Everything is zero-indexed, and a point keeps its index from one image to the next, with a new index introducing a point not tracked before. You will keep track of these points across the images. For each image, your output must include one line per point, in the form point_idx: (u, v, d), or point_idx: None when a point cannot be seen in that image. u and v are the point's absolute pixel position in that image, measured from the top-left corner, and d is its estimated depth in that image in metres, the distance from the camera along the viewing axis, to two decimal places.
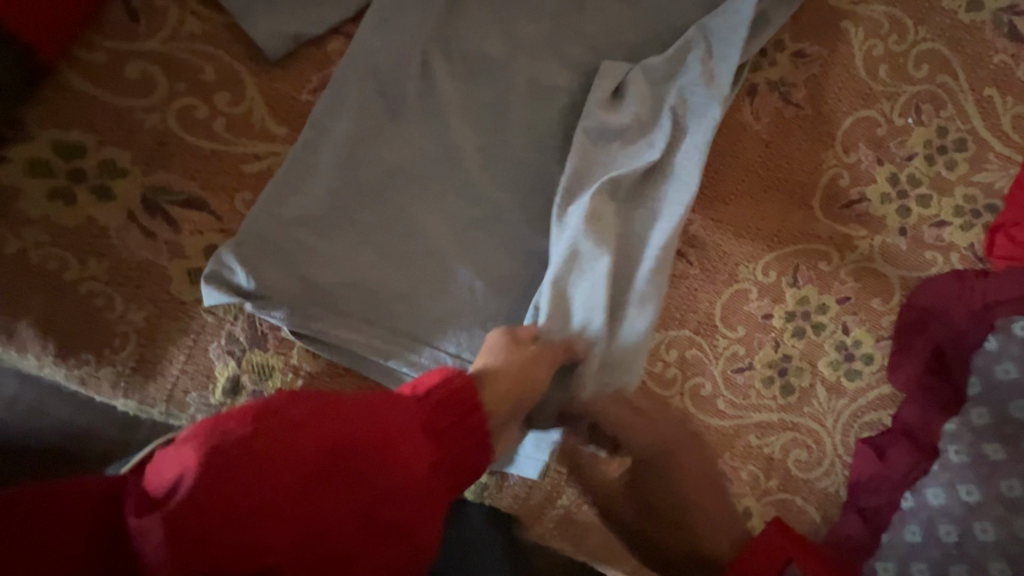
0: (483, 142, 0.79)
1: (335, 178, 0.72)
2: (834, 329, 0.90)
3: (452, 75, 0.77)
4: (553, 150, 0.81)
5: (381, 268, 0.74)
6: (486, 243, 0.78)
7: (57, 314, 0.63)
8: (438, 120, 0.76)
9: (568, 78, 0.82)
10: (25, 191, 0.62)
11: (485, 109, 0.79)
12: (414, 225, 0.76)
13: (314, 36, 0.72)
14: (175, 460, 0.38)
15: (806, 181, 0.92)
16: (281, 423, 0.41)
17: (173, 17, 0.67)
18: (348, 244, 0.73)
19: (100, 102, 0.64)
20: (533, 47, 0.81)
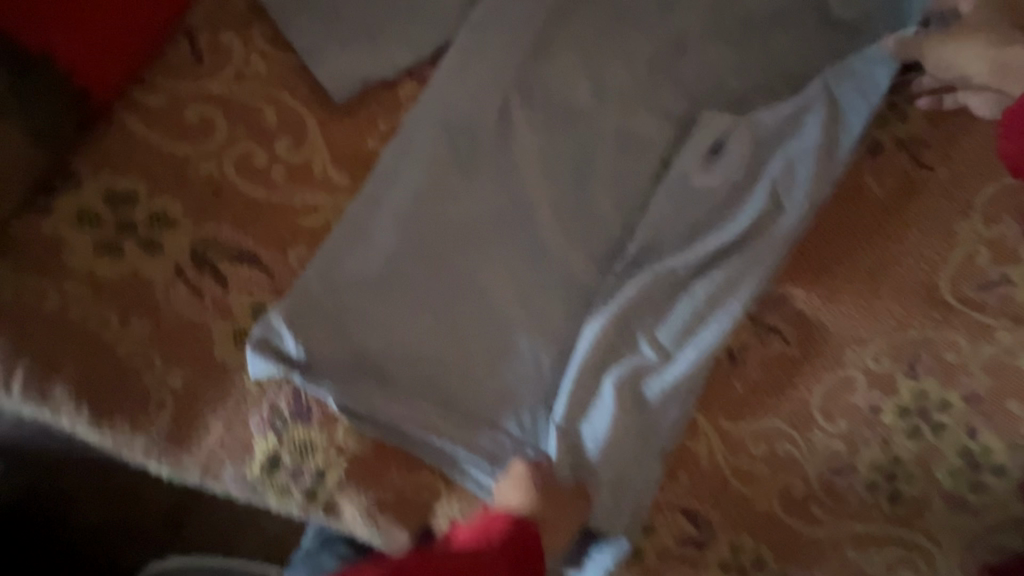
0: (562, 199, 0.69)
1: (395, 238, 0.65)
2: (959, 432, 0.76)
3: (533, 125, 0.68)
4: (642, 210, 0.70)
5: (441, 338, 0.66)
6: (559, 313, 0.69)
7: (92, 375, 0.58)
8: (514, 175, 0.68)
9: (661, 130, 0.71)
10: (72, 244, 0.57)
11: (566, 160, 0.69)
12: (480, 292, 0.67)
13: (385, 79, 0.65)
14: None
15: (935, 256, 0.78)
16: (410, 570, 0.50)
17: (238, 56, 0.62)
18: (407, 310, 0.65)
19: (155, 147, 0.59)
20: (625, 93, 0.71)
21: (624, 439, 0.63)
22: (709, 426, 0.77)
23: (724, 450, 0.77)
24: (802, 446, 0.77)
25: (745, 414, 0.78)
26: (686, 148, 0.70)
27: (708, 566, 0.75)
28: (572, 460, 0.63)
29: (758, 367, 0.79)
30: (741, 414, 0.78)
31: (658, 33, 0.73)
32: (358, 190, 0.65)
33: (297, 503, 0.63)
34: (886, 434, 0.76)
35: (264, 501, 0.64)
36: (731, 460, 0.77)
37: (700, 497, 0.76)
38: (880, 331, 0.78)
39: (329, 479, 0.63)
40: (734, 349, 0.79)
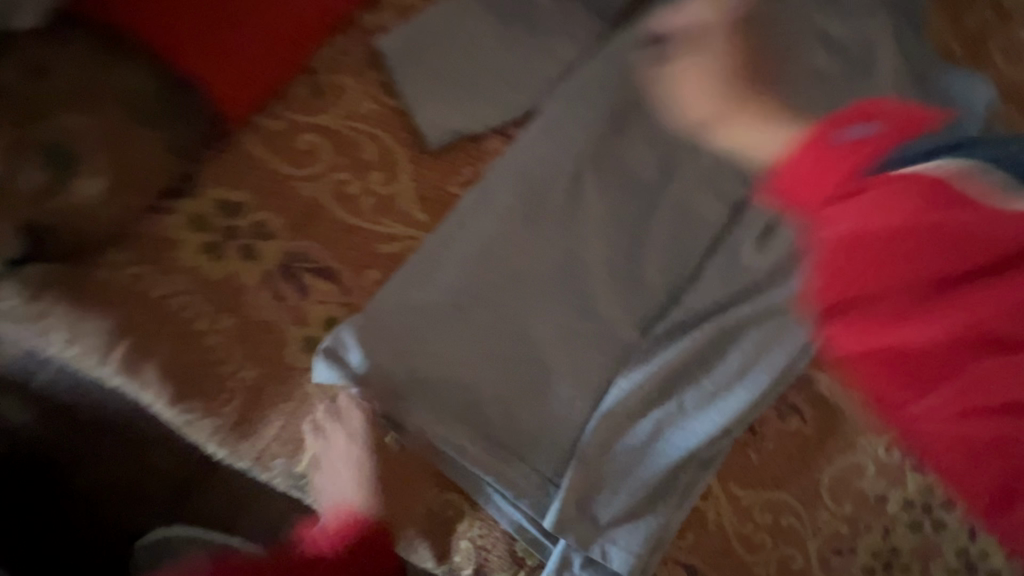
0: (616, 260, 0.75)
1: (462, 276, 0.71)
2: (956, 531, 0.82)
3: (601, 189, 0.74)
4: (690, 281, 0.76)
5: (490, 371, 0.72)
6: (597, 363, 0.74)
7: (178, 361, 0.64)
8: (576, 233, 0.74)
9: (713, 211, 0.78)
10: (183, 242, 0.63)
11: (625, 225, 0.75)
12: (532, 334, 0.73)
13: (475, 133, 0.72)
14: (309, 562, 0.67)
15: None
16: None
17: (351, 96, 0.69)
18: (462, 341, 0.71)
19: (267, 167, 0.66)
20: (689, 174, 0.77)
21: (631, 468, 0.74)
22: (721, 491, 0.80)
23: (732, 516, 0.81)
24: (806, 521, 0.82)
25: (756, 483, 0.82)
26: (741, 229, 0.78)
27: None
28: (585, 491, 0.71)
29: (774, 442, 0.83)
30: (753, 483, 0.82)
31: None
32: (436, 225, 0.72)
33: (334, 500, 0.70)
34: (889, 524, 0.82)
35: (304, 492, 0.70)
36: (738, 526, 0.81)
37: (705, 557, 0.79)
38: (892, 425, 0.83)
39: (369, 484, 0.70)
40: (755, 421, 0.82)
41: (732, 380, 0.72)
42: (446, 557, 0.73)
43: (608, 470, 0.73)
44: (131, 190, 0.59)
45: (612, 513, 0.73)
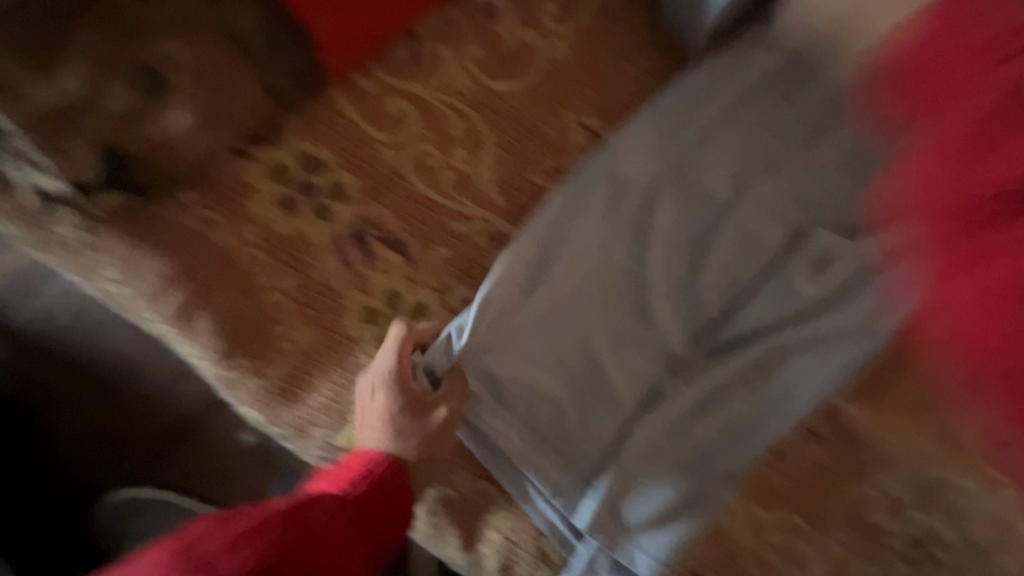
0: (676, 274, 0.75)
1: (541, 259, 0.69)
2: None
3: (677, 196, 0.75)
4: (738, 303, 0.78)
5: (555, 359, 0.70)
6: (645, 370, 0.75)
7: (231, 312, 0.60)
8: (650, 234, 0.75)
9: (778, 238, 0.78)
10: (258, 192, 0.60)
11: (690, 236, 0.76)
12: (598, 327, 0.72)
13: (563, 125, 0.71)
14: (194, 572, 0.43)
15: None
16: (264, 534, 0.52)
17: (448, 67, 0.66)
18: (532, 325, 0.70)
19: (354, 125, 0.63)
20: (760, 199, 0.78)
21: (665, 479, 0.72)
22: None
23: None
24: None
25: None
26: (794, 262, 0.79)
27: None
28: (616, 490, 0.71)
29: None
30: None
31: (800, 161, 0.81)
32: (511, 213, 0.71)
33: None
34: None
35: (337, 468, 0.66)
36: None
37: None
38: None
39: None
40: None
41: (775, 402, 0.75)
42: (472, 548, 0.73)
43: (644, 480, 0.72)
44: (219, 128, 0.56)
45: (644, 516, 0.71)
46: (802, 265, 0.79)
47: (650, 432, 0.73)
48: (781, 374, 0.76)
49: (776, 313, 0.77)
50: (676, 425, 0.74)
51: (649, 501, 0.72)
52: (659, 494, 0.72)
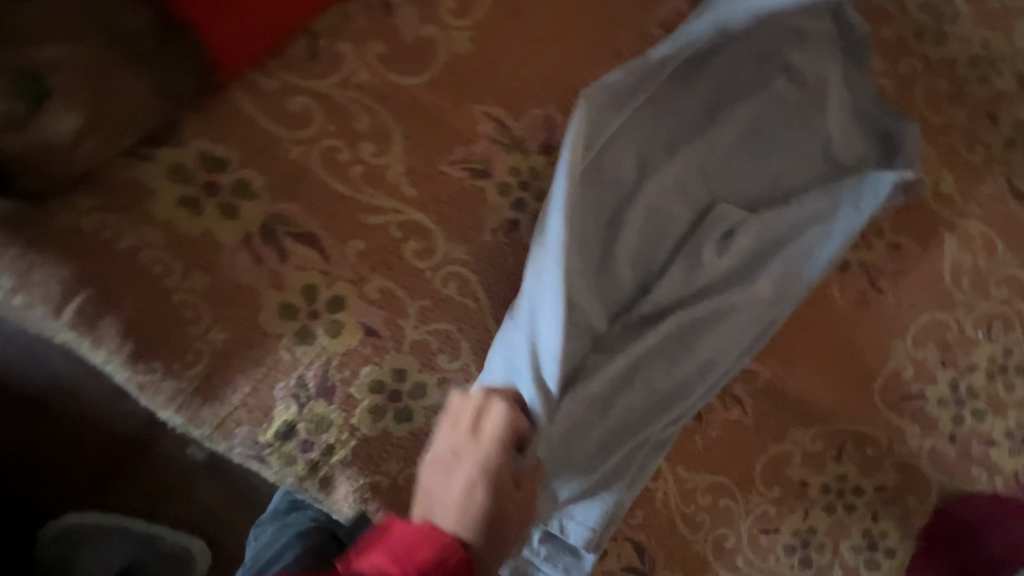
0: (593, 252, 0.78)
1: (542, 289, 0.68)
2: (863, 515, 0.94)
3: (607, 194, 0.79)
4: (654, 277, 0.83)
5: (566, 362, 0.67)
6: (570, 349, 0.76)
7: (140, 315, 0.60)
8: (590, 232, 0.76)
9: (684, 215, 0.84)
10: (157, 192, 0.60)
11: (603, 216, 0.80)
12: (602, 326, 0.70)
13: (470, 114, 0.73)
14: None
15: (876, 365, 0.94)
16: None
17: (348, 65, 0.68)
18: (531, 358, 0.67)
19: (256, 124, 0.64)
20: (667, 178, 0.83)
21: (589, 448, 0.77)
22: (669, 473, 0.87)
23: (677, 496, 0.88)
24: (739, 502, 0.91)
25: (700, 467, 0.89)
26: (703, 235, 0.84)
27: None
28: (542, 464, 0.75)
29: (717, 428, 0.91)
30: (697, 467, 0.89)
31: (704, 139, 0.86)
32: (424, 204, 0.72)
33: (297, 472, 0.68)
34: (807, 506, 0.93)
35: (264, 465, 0.67)
36: (680, 504, 0.88)
37: (649, 533, 0.86)
38: (819, 418, 0.93)
39: (336, 456, 0.69)
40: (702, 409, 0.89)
41: (688, 362, 0.83)
42: None
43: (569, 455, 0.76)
44: (114, 130, 0.56)
45: (570, 490, 0.76)
46: (713, 238, 0.84)
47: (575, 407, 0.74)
48: (694, 338, 0.83)
49: (689, 284, 0.83)
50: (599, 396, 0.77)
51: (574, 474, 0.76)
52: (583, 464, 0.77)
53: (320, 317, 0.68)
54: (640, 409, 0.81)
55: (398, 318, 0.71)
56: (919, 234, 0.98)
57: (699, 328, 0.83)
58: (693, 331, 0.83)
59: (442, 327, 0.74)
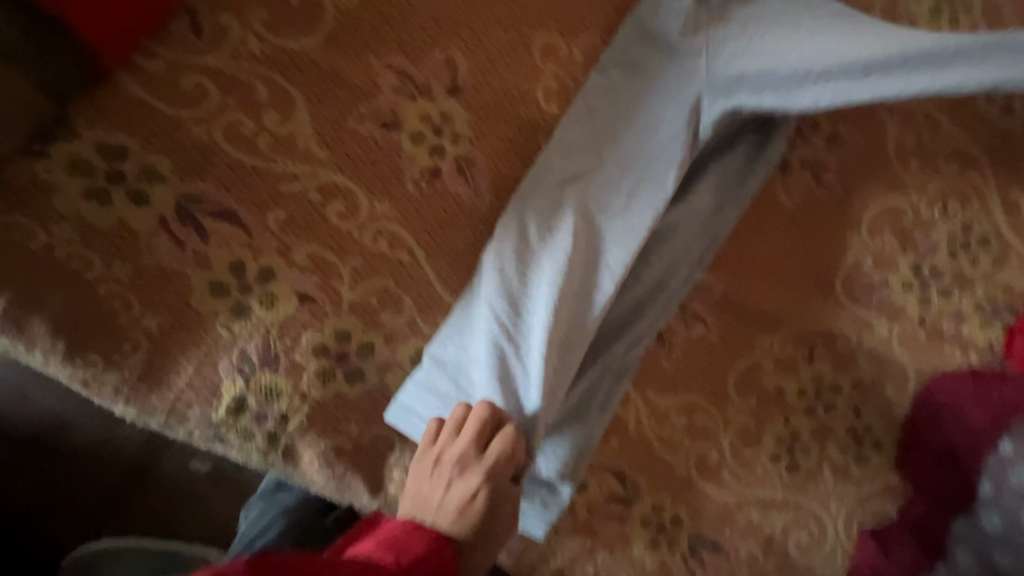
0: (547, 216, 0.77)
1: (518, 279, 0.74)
2: (846, 412, 0.93)
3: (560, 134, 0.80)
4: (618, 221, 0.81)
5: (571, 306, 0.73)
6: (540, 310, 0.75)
7: (68, 311, 0.62)
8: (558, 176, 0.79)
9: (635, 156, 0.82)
10: (62, 187, 0.61)
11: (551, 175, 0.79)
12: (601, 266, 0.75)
13: (369, 68, 0.73)
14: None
15: (833, 260, 0.94)
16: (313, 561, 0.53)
17: (235, 36, 0.68)
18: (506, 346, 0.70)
19: (150, 107, 0.64)
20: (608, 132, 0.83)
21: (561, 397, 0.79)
22: (638, 398, 0.86)
23: (651, 421, 0.87)
24: (717, 418, 0.90)
25: (668, 389, 0.88)
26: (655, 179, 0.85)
27: (633, 523, 0.84)
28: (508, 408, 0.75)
29: (682, 348, 0.90)
30: (667, 389, 0.88)
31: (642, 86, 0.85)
32: (340, 164, 0.72)
33: (258, 446, 0.69)
34: (787, 413, 0.92)
35: (225, 443, 0.69)
36: (656, 429, 0.88)
37: (628, 460, 0.85)
38: (785, 322, 0.92)
39: (292, 423, 0.69)
40: (664, 332, 0.89)
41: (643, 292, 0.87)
42: (380, 491, 0.73)
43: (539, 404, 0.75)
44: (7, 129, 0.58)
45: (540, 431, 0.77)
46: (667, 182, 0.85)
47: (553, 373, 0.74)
48: (650, 272, 0.87)
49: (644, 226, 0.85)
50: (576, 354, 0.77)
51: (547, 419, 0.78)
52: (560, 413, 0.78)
53: (252, 291, 0.68)
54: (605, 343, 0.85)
55: (332, 282, 0.71)
56: (856, 123, 0.97)
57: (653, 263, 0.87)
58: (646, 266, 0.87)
59: (380, 284, 0.73)
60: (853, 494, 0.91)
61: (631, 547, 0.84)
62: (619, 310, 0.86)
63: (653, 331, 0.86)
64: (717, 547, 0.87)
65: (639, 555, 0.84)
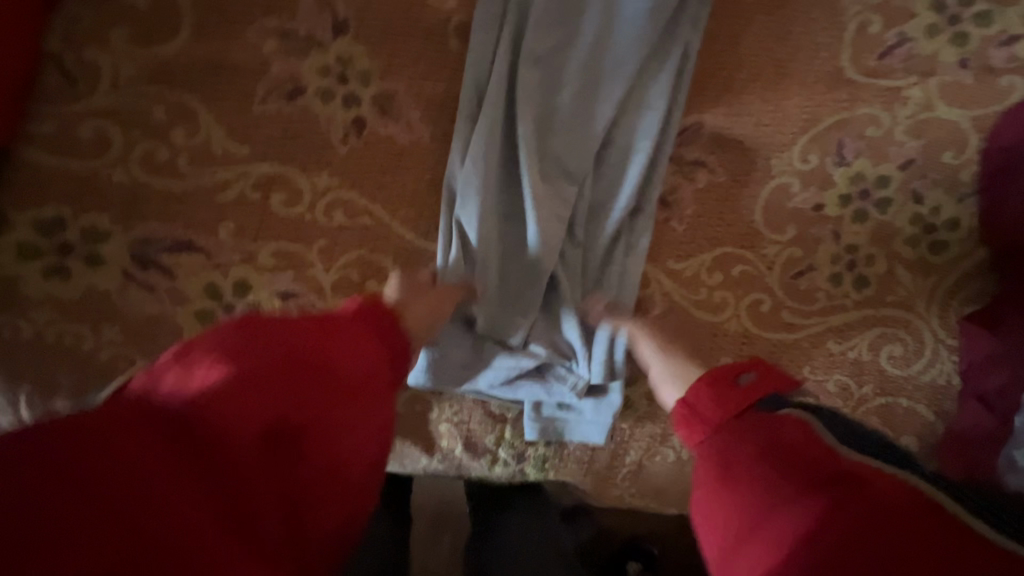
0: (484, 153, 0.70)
1: (489, 225, 0.70)
2: (903, 202, 0.81)
3: (479, 36, 0.72)
4: (559, 124, 0.72)
5: (555, 207, 0.71)
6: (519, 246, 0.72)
7: (85, 383, 0.64)
8: (498, 76, 0.70)
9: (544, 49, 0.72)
10: (24, 276, 0.63)
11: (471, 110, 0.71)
12: (580, 153, 0.72)
13: (249, 43, 0.68)
14: (168, 376, 0.41)
15: (832, 37, 0.80)
16: (252, 334, 0.45)
17: (107, 67, 0.66)
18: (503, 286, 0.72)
19: (65, 171, 0.64)
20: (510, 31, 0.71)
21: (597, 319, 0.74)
22: (660, 270, 0.80)
23: (684, 289, 0.80)
24: (757, 261, 0.82)
25: (691, 251, 0.81)
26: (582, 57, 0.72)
27: None
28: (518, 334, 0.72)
29: (694, 202, 0.81)
30: (689, 251, 0.80)
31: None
32: (264, 153, 0.69)
33: None
34: (835, 227, 0.81)
35: None
36: (692, 295, 0.81)
37: None
38: (798, 130, 0.81)
39: None
40: (665, 193, 0.80)
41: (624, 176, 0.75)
42: (435, 447, 0.77)
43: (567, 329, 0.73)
44: None
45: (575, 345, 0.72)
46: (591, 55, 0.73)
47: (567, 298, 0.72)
48: (623, 152, 0.75)
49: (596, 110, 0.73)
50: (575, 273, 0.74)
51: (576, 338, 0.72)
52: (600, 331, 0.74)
53: (237, 307, 0.68)
54: (606, 245, 0.74)
55: (305, 271, 0.69)
56: None
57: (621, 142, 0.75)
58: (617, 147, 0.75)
59: (354, 255, 0.71)
60: (933, 285, 0.82)
61: None
62: (606, 205, 0.75)
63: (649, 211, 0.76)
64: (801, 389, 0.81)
65: None
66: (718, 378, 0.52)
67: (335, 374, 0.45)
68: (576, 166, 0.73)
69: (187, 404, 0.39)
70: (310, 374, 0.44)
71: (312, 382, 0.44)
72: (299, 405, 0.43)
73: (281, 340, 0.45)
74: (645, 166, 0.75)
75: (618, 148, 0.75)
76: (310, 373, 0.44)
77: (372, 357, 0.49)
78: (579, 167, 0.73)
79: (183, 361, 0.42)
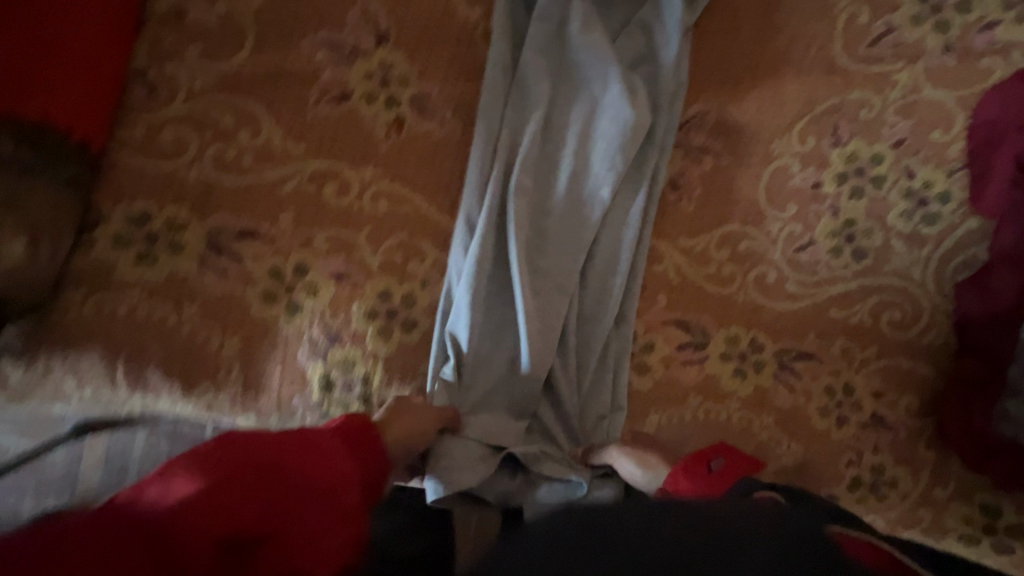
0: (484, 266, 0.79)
1: (489, 327, 0.82)
2: (897, 177, 0.88)
3: (473, 175, 0.81)
4: (545, 240, 0.83)
5: (546, 321, 0.82)
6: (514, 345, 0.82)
7: (168, 355, 0.73)
8: (490, 202, 0.80)
9: (529, 178, 0.82)
10: (118, 262, 0.73)
11: (467, 230, 0.80)
12: (567, 269, 0.83)
13: (303, 54, 0.78)
14: (152, 486, 0.47)
15: (824, 29, 0.88)
16: (238, 445, 0.52)
17: (183, 80, 0.76)
18: (500, 376, 0.82)
19: (150, 171, 0.74)
20: (504, 158, 0.82)
21: (595, 380, 0.85)
22: (670, 248, 0.88)
23: (694, 264, 0.88)
24: (761, 237, 0.89)
25: (700, 229, 0.88)
26: (562, 185, 0.83)
27: (711, 361, 0.87)
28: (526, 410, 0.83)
29: (701, 185, 0.88)
30: (696, 230, 0.88)
31: (503, 91, 0.82)
32: (317, 150, 0.78)
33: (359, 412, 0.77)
34: (833, 203, 0.88)
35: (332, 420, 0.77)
36: (701, 269, 0.88)
37: (682, 307, 0.87)
38: (796, 115, 0.88)
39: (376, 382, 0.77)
40: (674, 177, 0.88)
41: (606, 279, 0.86)
42: None
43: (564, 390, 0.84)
44: (58, 234, 0.68)
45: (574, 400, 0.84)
46: (569, 182, 0.84)
47: (556, 386, 0.84)
48: (604, 259, 0.86)
49: (575, 228, 0.84)
50: (562, 363, 0.84)
51: (570, 403, 0.84)
52: (590, 396, 0.85)
53: (296, 287, 0.77)
54: (592, 338, 0.85)
55: (356, 253, 0.78)
56: None
57: (602, 253, 0.86)
58: (595, 258, 0.86)
59: (396, 239, 0.79)
60: (929, 253, 0.88)
61: (719, 383, 0.87)
62: (591, 305, 0.86)
63: (633, 308, 0.86)
64: (807, 354, 0.88)
65: (729, 388, 0.87)
66: (696, 463, 0.74)
67: (306, 488, 0.52)
68: (565, 272, 0.83)
69: (175, 505, 0.45)
70: (286, 489, 0.51)
71: (285, 497, 0.50)
72: (275, 516, 0.49)
73: (263, 449, 0.52)
74: (624, 278, 0.86)
75: (599, 259, 0.86)
76: (286, 480, 0.51)
77: (341, 463, 0.56)
78: (568, 275, 0.84)
79: (175, 470, 0.48)
